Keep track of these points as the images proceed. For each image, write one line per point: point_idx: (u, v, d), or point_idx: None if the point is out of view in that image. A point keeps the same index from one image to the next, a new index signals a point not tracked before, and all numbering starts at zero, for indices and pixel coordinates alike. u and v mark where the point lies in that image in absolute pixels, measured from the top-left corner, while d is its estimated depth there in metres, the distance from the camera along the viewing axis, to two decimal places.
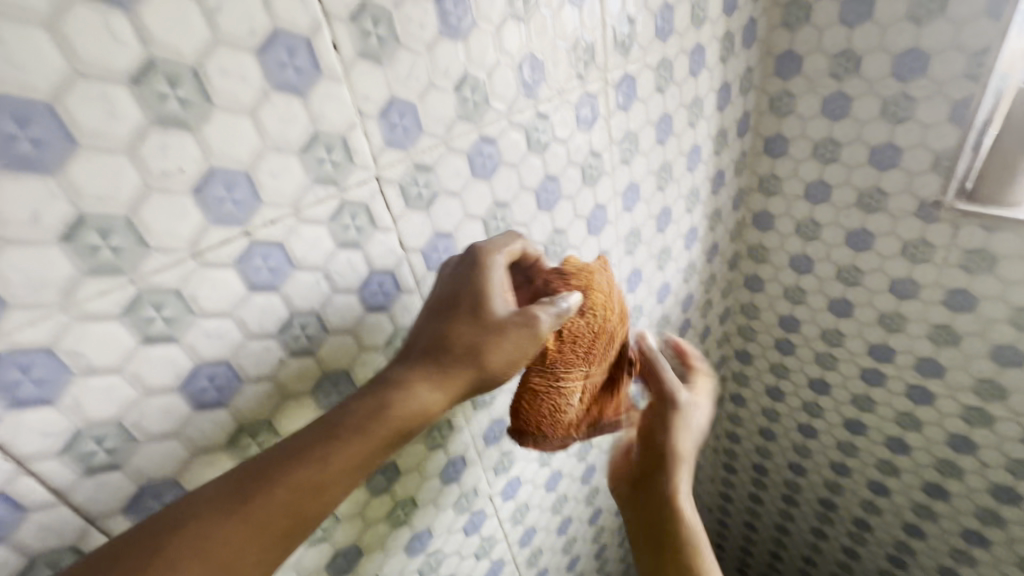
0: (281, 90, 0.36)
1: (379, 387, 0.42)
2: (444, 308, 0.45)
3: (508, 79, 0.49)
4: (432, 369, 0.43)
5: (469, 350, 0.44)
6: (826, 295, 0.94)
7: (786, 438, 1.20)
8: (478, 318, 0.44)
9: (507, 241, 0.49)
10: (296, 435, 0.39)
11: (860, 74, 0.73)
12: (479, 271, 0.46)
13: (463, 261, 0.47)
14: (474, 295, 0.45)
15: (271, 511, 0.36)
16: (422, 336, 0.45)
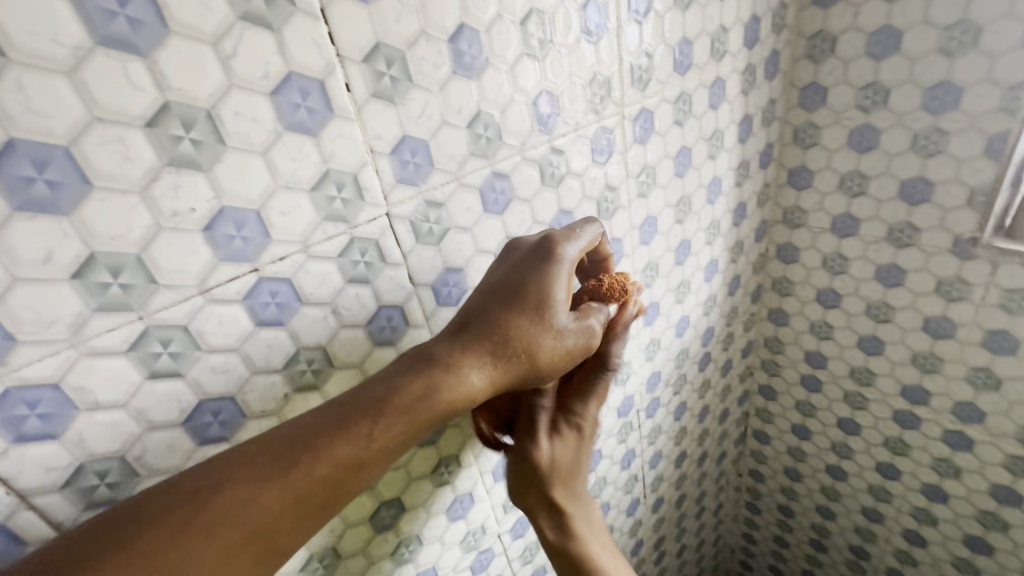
0: (293, 130, 0.36)
1: (433, 365, 0.40)
2: (507, 293, 0.44)
3: (522, 115, 0.49)
4: (486, 355, 0.42)
5: (527, 342, 0.43)
6: (855, 332, 0.90)
7: (814, 479, 1.15)
8: (542, 311, 0.44)
9: (582, 233, 0.48)
10: (345, 410, 0.37)
11: (888, 106, 0.71)
12: (551, 263, 0.45)
13: (540, 246, 0.46)
14: (541, 287, 0.44)
15: (311, 485, 0.35)
16: (482, 312, 0.44)
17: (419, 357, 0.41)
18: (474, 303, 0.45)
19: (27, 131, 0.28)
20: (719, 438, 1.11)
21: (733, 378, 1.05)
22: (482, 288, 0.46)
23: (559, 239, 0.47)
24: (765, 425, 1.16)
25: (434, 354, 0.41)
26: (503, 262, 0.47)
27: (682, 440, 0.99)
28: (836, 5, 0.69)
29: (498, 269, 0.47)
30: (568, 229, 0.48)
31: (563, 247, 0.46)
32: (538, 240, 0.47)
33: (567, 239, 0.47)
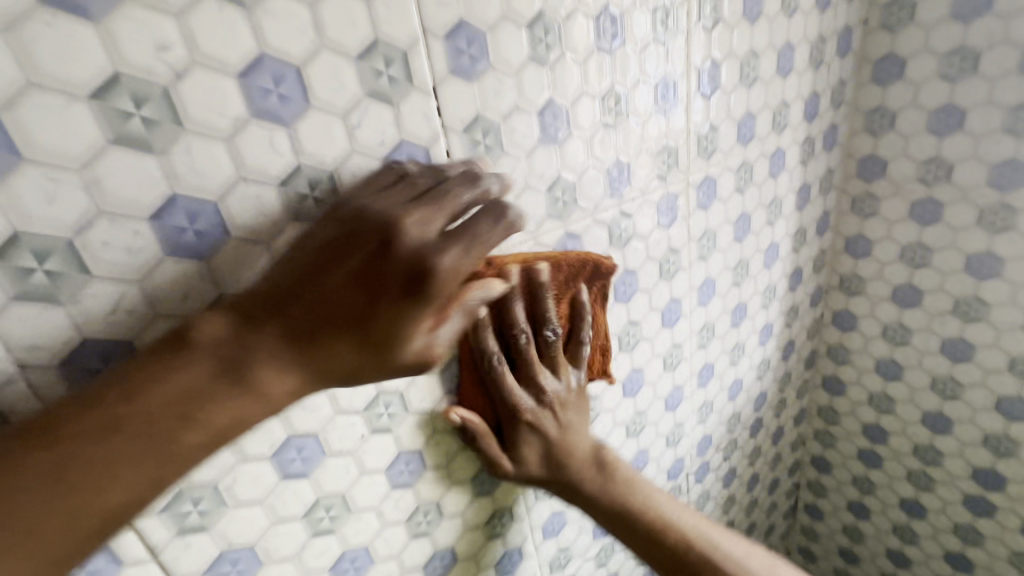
0: None
1: (231, 382, 0.30)
2: (353, 304, 0.31)
3: (596, 180, 0.52)
4: (303, 377, 0.31)
5: (357, 372, 0.32)
6: (918, 406, 0.87)
7: (873, 563, 1.07)
8: (388, 346, 0.31)
9: (485, 251, 0.33)
10: (106, 437, 0.27)
11: (951, 181, 0.71)
12: (424, 304, 0.31)
13: (415, 265, 0.31)
14: (398, 321, 0.31)
15: (60, 533, 0.26)
16: (298, 318, 0.31)
17: (219, 363, 0.30)
18: (297, 289, 0.31)
19: (187, 189, 0.32)
20: (768, 509, 1.05)
21: (784, 446, 1.01)
22: (320, 268, 0.32)
23: (446, 255, 0.31)
24: (818, 500, 1.10)
25: (239, 360, 0.30)
26: (362, 240, 0.32)
27: (730, 509, 0.95)
28: (896, 83, 0.71)
29: (351, 247, 0.32)
30: (472, 236, 0.32)
31: (439, 264, 0.31)
32: (419, 251, 0.31)
33: (457, 257, 0.31)
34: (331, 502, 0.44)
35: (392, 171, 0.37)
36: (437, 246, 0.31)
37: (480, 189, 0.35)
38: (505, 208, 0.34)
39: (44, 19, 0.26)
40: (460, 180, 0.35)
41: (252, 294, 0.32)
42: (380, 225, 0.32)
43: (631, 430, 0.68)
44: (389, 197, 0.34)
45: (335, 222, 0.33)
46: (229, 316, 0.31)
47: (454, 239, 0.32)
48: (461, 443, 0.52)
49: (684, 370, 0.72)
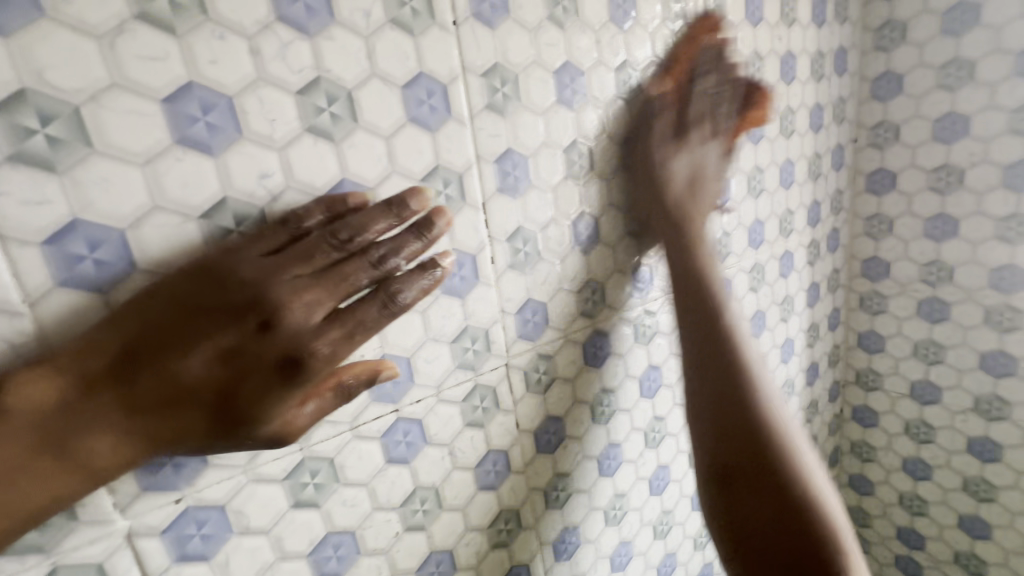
0: (447, 293, 0.43)
1: (56, 456, 0.28)
2: (211, 376, 0.30)
3: (623, 282, 0.56)
4: (142, 447, 0.30)
5: (207, 442, 0.31)
6: (953, 509, 0.84)
7: None
8: (240, 424, 0.30)
9: (372, 334, 0.32)
10: None
11: (954, 282, 0.75)
12: (298, 387, 0.30)
13: (290, 351, 0.30)
14: (262, 402, 0.30)
15: None
16: (130, 385, 0.29)
17: (42, 434, 0.28)
18: (148, 354, 0.29)
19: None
20: None
21: None
22: (177, 339, 0.30)
23: (323, 343, 0.30)
24: None
25: (66, 431, 0.28)
26: (236, 315, 0.30)
27: None
28: (890, 193, 0.77)
29: (223, 320, 0.30)
30: (357, 325, 0.31)
31: (316, 354, 0.30)
32: (297, 343, 0.30)
33: (333, 344, 0.31)
34: None
35: (286, 224, 0.34)
36: (312, 335, 0.30)
37: (383, 269, 0.33)
38: (398, 290, 0.33)
39: (175, 155, 0.31)
40: (359, 254, 0.33)
41: (91, 351, 0.29)
42: (259, 306, 0.30)
43: (659, 530, 0.66)
44: (275, 264, 0.32)
45: (208, 284, 0.31)
46: (60, 377, 0.28)
47: (340, 323, 0.31)
48: (491, 542, 0.51)
49: None
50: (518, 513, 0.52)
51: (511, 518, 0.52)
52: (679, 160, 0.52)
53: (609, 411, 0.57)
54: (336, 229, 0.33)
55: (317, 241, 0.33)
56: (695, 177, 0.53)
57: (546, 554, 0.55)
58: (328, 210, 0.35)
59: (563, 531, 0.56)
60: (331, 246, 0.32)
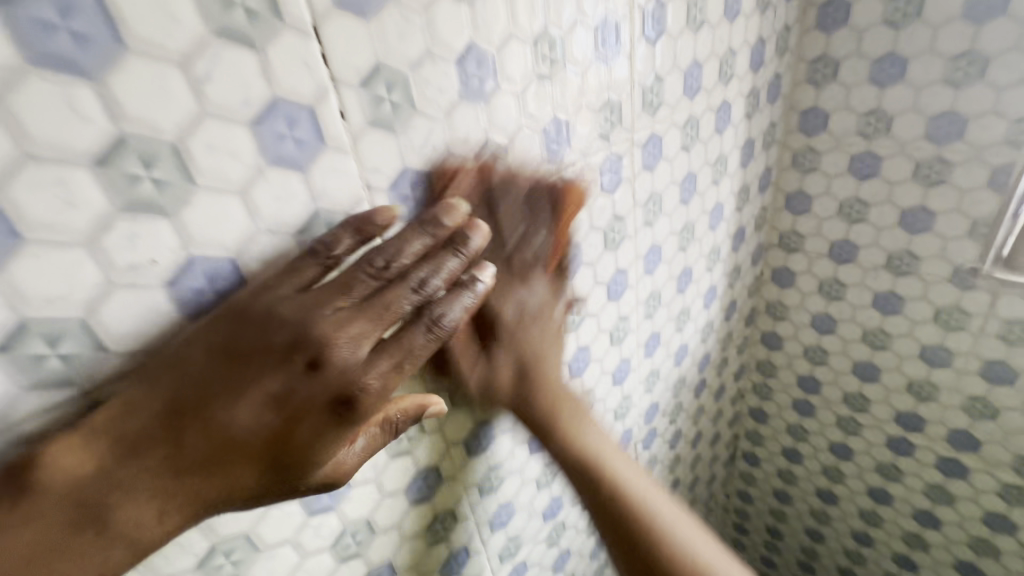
0: (277, 165, 0.31)
1: (95, 532, 0.26)
2: (263, 428, 0.29)
3: (531, 142, 0.45)
4: (188, 509, 0.29)
5: (258, 494, 0.31)
6: (850, 357, 0.89)
7: (803, 501, 1.11)
8: (297, 469, 0.31)
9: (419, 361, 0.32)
10: None
11: (890, 135, 0.70)
12: (354, 422, 0.30)
13: (343, 390, 0.29)
14: (318, 443, 0.30)
15: None
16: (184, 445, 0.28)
17: (80, 508, 0.26)
18: (190, 408, 0.28)
19: (15, 200, 0.23)
20: (709, 461, 1.09)
21: (724, 402, 1.03)
22: (226, 391, 0.29)
23: (373, 377, 0.30)
24: (755, 449, 1.13)
25: (107, 502, 0.26)
26: (284, 359, 0.29)
27: (676, 468, 0.98)
28: (841, 31, 0.67)
29: (269, 366, 0.29)
30: (408, 354, 0.31)
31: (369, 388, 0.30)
32: (353, 378, 0.30)
33: (383, 377, 0.30)
34: (232, 546, 0.37)
35: (316, 254, 0.32)
36: (363, 370, 0.30)
37: (424, 294, 0.31)
38: (440, 316, 0.32)
39: None
40: (402, 279, 0.31)
41: (128, 411, 0.27)
42: (306, 347, 0.29)
43: None
44: (314, 300, 0.30)
45: (250, 331, 0.29)
46: (91, 447, 0.26)
47: (385, 355, 0.30)
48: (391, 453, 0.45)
49: (632, 342, 0.68)
50: None
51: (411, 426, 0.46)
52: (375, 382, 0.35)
53: None
54: (370, 256, 0.31)
55: (353, 271, 0.30)
56: (528, 324, 0.47)
57: (457, 451, 0.51)
58: (358, 232, 0.32)
59: (473, 426, 0.52)
60: (368, 275, 0.30)
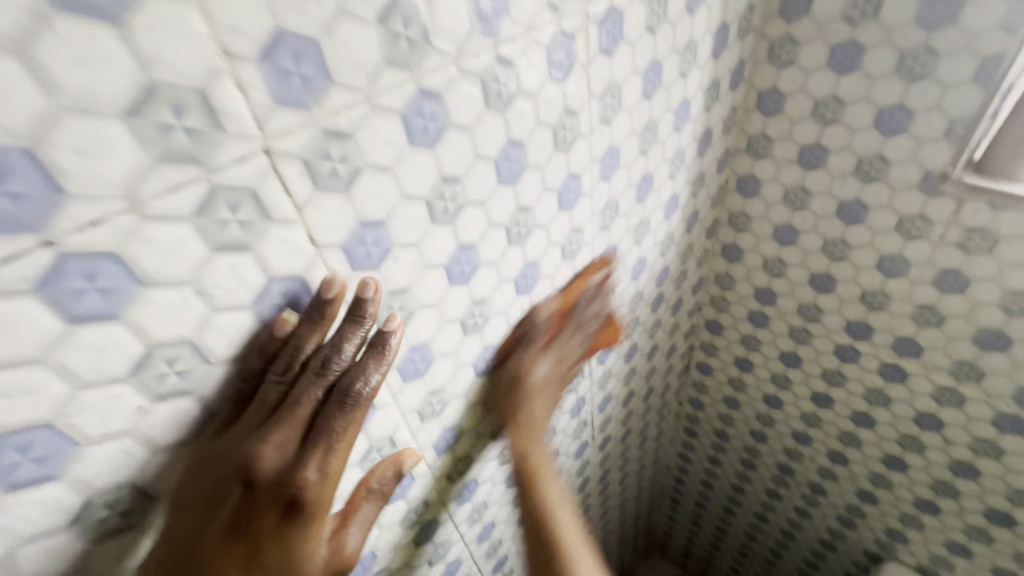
0: (72, 12, 0.22)
1: None
2: (235, 555, 0.35)
3: (456, 8, 0.36)
4: None
5: None
6: (808, 269, 0.88)
7: (750, 406, 1.16)
8: (294, 568, 0.38)
9: (346, 431, 0.37)
10: None
11: (878, 20, 0.62)
12: (310, 508, 0.37)
13: (286, 486, 0.35)
14: (295, 538, 0.37)
15: None
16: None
17: None
18: (174, 569, 0.33)
19: None
20: (664, 372, 1.11)
21: (681, 315, 1.03)
22: (190, 533, 0.34)
23: (309, 467, 0.36)
24: (709, 359, 1.16)
25: None
26: (221, 488, 0.34)
27: (631, 380, 0.99)
28: None
29: (212, 500, 0.34)
30: (334, 431, 0.36)
31: (308, 474, 0.36)
32: (293, 479, 0.36)
33: (319, 463, 0.36)
34: (117, 498, 0.34)
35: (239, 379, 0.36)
36: (301, 465, 0.36)
37: (331, 371, 0.36)
38: (354, 381, 0.36)
39: None
40: (309, 371, 0.36)
41: None
42: (235, 471, 0.34)
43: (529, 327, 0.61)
44: (235, 426, 0.35)
45: (190, 476, 0.34)
46: None
47: (312, 447, 0.36)
48: None
49: (586, 256, 0.64)
50: None
51: None
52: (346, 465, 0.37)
53: (455, 207, 0.44)
54: (274, 365, 0.36)
55: (266, 386, 0.36)
56: (551, 378, 0.63)
57: (391, 377, 0.47)
58: (263, 352, 0.36)
59: (407, 352, 0.47)
60: (277, 381, 0.36)
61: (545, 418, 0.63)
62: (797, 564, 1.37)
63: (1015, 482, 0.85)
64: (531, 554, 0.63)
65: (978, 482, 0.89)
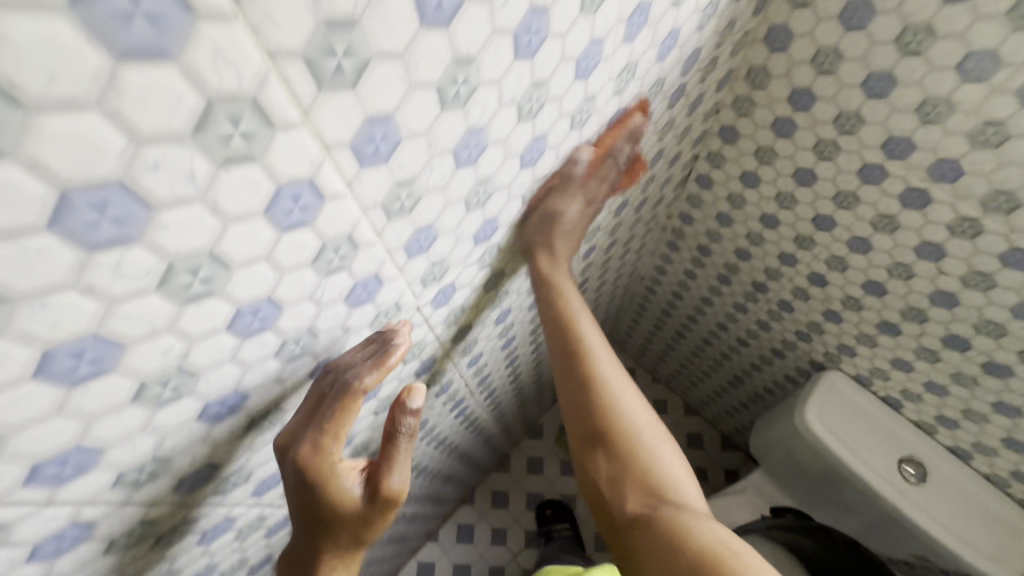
0: None
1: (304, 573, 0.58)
2: (302, 509, 0.54)
3: None
4: (326, 550, 0.57)
5: (342, 533, 0.56)
6: (868, 65, 0.72)
7: (743, 225, 1.10)
8: (339, 510, 0.54)
9: (330, 419, 0.49)
10: None
11: None
12: (317, 476, 0.51)
13: (294, 466, 0.50)
14: (323, 497, 0.53)
15: None
16: (309, 543, 0.56)
17: (293, 564, 0.59)
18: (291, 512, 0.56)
19: None
20: (662, 183, 1.02)
21: (696, 116, 0.89)
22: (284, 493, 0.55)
23: (308, 447, 0.50)
24: (712, 171, 1.06)
25: (299, 561, 0.58)
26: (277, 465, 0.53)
27: (628, 188, 0.89)
28: None
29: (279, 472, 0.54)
30: (326, 416, 0.49)
31: (307, 453, 0.50)
32: (296, 457, 0.50)
33: (314, 444, 0.50)
34: None
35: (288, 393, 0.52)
36: (301, 445, 0.50)
37: (327, 376, 0.49)
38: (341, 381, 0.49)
39: None
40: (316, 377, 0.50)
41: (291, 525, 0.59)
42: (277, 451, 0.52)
43: (526, 111, 0.47)
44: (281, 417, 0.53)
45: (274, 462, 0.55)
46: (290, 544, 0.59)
47: (307, 435, 0.50)
48: (222, 158, 0.28)
49: (611, 12, 0.48)
50: (258, 104, 0.27)
51: (243, 114, 0.27)
52: (323, 433, 0.50)
53: None
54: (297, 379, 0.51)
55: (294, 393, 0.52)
56: (584, 217, 0.69)
57: (342, 161, 0.34)
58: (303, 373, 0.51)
59: (363, 126, 0.34)
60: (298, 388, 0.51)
61: (574, 254, 0.70)
62: (743, 366, 1.50)
63: (990, 314, 0.86)
64: (571, 402, 0.68)
65: (951, 311, 0.90)
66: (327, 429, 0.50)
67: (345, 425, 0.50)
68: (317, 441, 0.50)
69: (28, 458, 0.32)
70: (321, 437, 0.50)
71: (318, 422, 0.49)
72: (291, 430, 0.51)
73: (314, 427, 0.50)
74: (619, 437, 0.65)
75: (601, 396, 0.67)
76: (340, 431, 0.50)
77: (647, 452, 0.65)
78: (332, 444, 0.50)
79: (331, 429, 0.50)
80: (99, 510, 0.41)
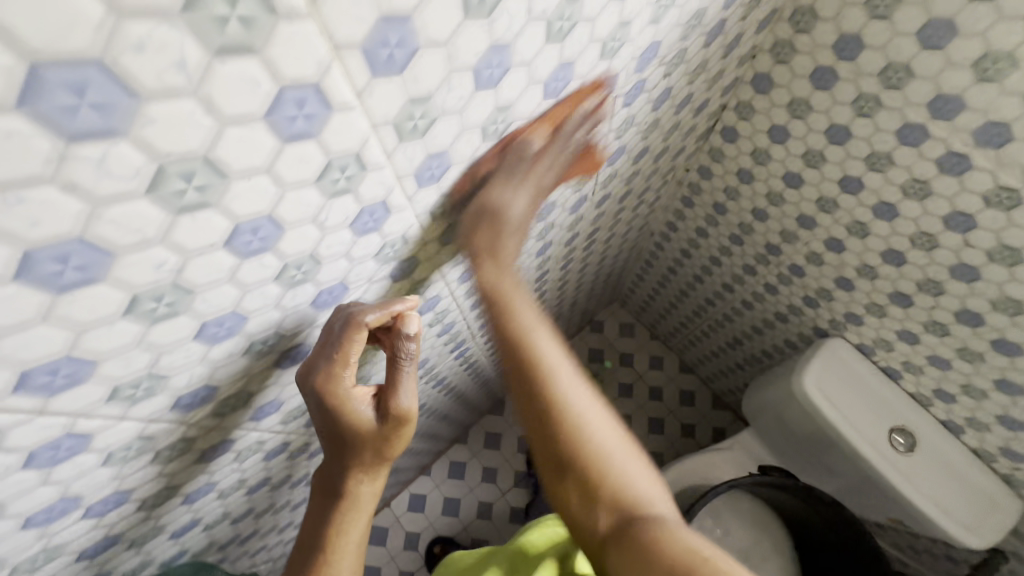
0: None
1: (330, 497, 0.59)
2: (325, 432, 0.56)
3: None
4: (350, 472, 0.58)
5: (363, 454, 0.57)
6: (928, 11, 0.66)
7: (764, 183, 1.05)
8: (357, 431, 0.55)
9: (336, 348, 0.50)
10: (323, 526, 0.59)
11: None
12: (331, 399, 0.52)
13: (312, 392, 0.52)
14: (339, 418, 0.54)
15: None
16: (336, 465, 0.58)
17: (322, 491, 0.60)
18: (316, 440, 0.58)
19: None
20: (685, 132, 0.96)
21: (731, 59, 0.83)
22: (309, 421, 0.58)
23: (321, 376, 0.52)
24: (740, 123, 1.00)
25: (326, 486, 0.60)
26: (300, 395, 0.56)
27: (650, 134, 0.84)
28: None
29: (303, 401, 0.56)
30: (333, 345, 0.50)
31: (320, 380, 0.52)
32: (313, 386, 0.52)
33: (326, 372, 0.51)
34: None
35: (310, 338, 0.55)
36: (315, 373, 0.52)
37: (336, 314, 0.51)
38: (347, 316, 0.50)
39: None
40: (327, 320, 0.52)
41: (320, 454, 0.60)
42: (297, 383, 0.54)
43: (555, 31, 0.43)
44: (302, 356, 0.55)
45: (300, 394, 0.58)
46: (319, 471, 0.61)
47: (320, 365, 0.51)
48: (216, 47, 0.25)
49: None
50: None
51: None
52: (333, 361, 0.51)
53: None
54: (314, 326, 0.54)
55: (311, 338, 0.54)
56: (529, 211, 0.58)
57: (352, 66, 0.31)
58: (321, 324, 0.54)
59: (377, 25, 0.30)
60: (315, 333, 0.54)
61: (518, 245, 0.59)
62: (745, 328, 1.50)
63: (1010, 291, 0.83)
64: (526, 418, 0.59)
65: (970, 285, 0.87)
66: (335, 358, 0.51)
67: (351, 356, 0.51)
68: (328, 370, 0.51)
69: (16, 365, 0.31)
70: (331, 365, 0.51)
71: (327, 352, 0.51)
72: (306, 365, 0.53)
73: (325, 359, 0.51)
74: (586, 458, 0.57)
75: (570, 426, 0.57)
76: (348, 359, 0.51)
77: (621, 482, 0.57)
78: (342, 370, 0.52)
79: (338, 357, 0.51)
80: (95, 423, 0.40)
